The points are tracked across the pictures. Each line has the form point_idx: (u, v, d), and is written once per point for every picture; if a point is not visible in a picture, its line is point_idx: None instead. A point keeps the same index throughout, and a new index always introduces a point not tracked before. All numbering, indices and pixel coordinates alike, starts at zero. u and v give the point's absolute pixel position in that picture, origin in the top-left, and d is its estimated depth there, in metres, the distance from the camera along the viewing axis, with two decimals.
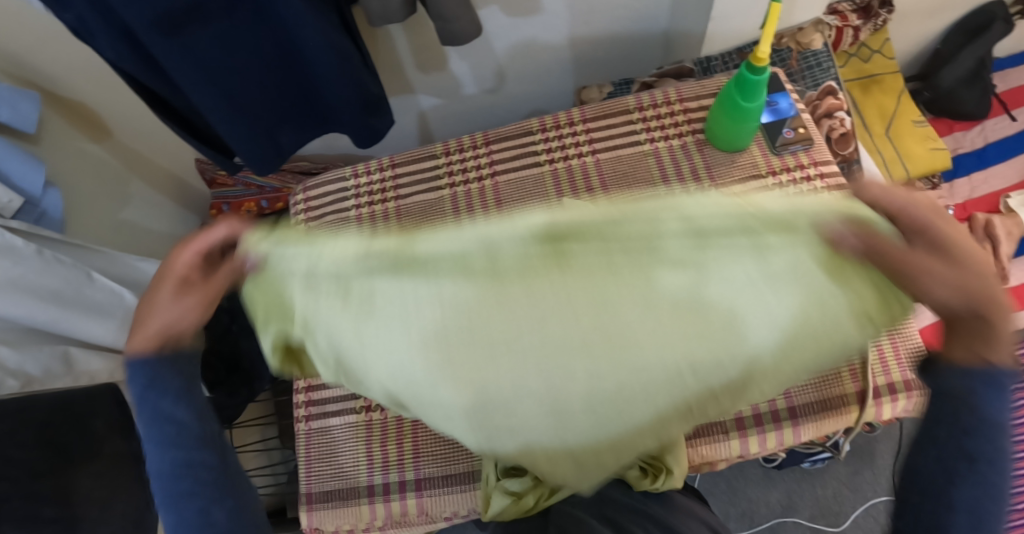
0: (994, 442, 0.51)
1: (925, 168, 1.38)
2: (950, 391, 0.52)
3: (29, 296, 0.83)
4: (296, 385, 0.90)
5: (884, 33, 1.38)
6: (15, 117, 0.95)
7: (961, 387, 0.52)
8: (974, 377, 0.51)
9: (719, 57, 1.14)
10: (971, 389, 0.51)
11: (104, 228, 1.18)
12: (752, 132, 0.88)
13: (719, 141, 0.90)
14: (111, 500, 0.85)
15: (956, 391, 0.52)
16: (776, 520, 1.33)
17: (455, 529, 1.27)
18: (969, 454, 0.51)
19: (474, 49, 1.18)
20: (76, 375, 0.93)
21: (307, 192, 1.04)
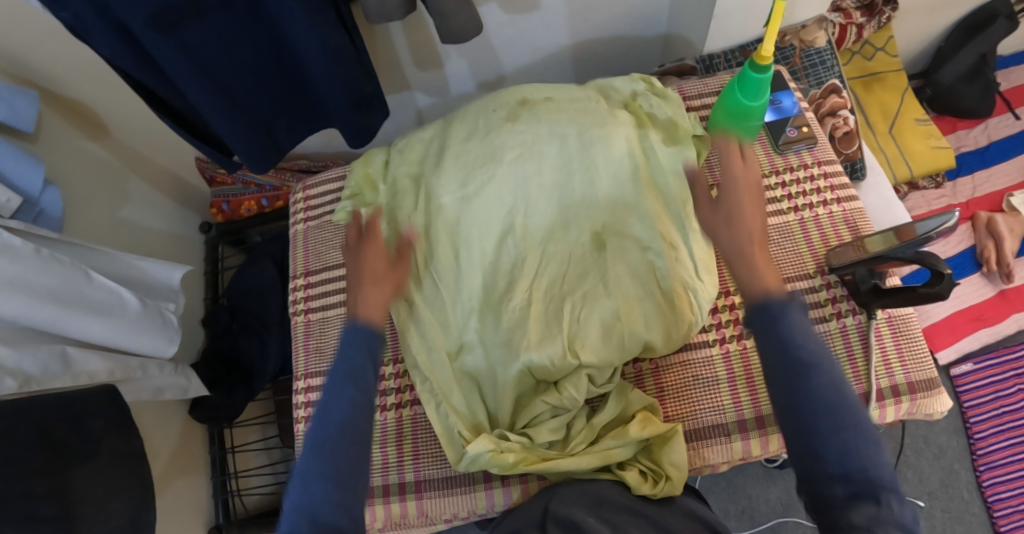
0: (825, 378, 0.54)
1: (928, 167, 1.37)
2: (791, 352, 0.56)
3: (25, 294, 0.82)
4: (296, 386, 0.88)
5: (887, 31, 1.38)
6: (12, 115, 0.95)
7: (799, 346, 0.56)
8: (763, 316, 0.59)
9: (721, 55, 1.14)
10: (796, 337, 0.56)
11: (103, 226, 1.17)
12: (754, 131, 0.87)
13: None
14: (107, 501, 0.85)
15: (804, 355, 0.55)
16: (776, 519, 1.32)
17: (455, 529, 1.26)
18: (828, 404, 0.53)
19: (474, 46, 1.17)
20: (74, 375, 0.89)
21: (306, 192, 1.00)
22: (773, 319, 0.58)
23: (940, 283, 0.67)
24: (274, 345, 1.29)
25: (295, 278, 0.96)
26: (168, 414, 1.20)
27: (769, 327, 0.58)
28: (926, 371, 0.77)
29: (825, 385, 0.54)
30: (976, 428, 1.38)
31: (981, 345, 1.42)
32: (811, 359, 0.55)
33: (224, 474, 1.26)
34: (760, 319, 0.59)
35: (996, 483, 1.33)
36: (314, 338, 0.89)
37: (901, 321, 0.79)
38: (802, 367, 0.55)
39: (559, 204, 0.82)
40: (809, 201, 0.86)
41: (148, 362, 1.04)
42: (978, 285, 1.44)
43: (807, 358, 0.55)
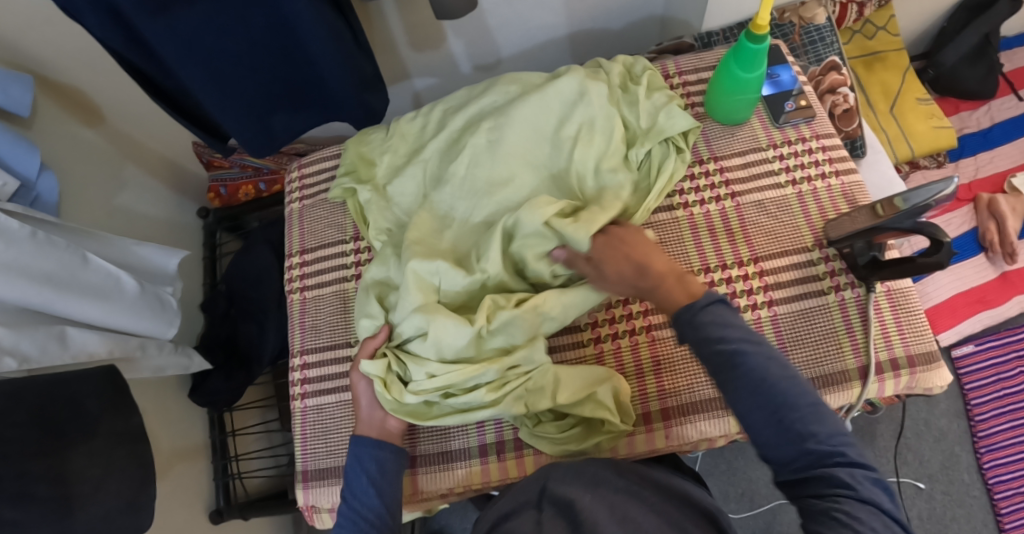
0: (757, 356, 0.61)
1: (930, 147, 1.36)
2: (727, 351, 0.61)
3: (20, 277, 0.82)
4: (291, 363, 0.87)
5: (888, 9, 1.36)
6: (6, 100, 0.95)
7: (728, 339, 0.62)
8: (689, 319, 0.64)
9: (720, 32, 1.13)
10: (721, 336, 0.62)
11: (100, 212, 1.17)
12: (751, 105, 0.85)
13: (718, 113, 0.89)
14: (107, 481, 0.85)
15: (728, 350, 0.61)
16: (777, 501, 1.32)
17: (456, 512, 1.27)
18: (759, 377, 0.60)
19: (469, 26, 1.16)
20: (73, 355, 0.89)
21: (301, 170, 1.00)
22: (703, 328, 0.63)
23: (938, 251, 0.67)
24: (272, 329, 1.29)
25: (291, 256, 0.95)
26: (168, 398, 1.20)
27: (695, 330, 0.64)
28: (924, 345, 0.76)
29: (756, 367, 0.60)
30: (977, 410, 1.37)
31: (982, 327, 1.41)
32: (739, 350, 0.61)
33: (225, 458, 1.27)
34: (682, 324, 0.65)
35: (996, 466, 1.33)
36: (309, 316, 0.89)
37: (899, 295, 0.78)
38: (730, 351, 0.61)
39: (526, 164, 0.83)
40: (807, 174, 0.85)
41: (147, 342, 1.04)
42: (979, 267, 1.43)
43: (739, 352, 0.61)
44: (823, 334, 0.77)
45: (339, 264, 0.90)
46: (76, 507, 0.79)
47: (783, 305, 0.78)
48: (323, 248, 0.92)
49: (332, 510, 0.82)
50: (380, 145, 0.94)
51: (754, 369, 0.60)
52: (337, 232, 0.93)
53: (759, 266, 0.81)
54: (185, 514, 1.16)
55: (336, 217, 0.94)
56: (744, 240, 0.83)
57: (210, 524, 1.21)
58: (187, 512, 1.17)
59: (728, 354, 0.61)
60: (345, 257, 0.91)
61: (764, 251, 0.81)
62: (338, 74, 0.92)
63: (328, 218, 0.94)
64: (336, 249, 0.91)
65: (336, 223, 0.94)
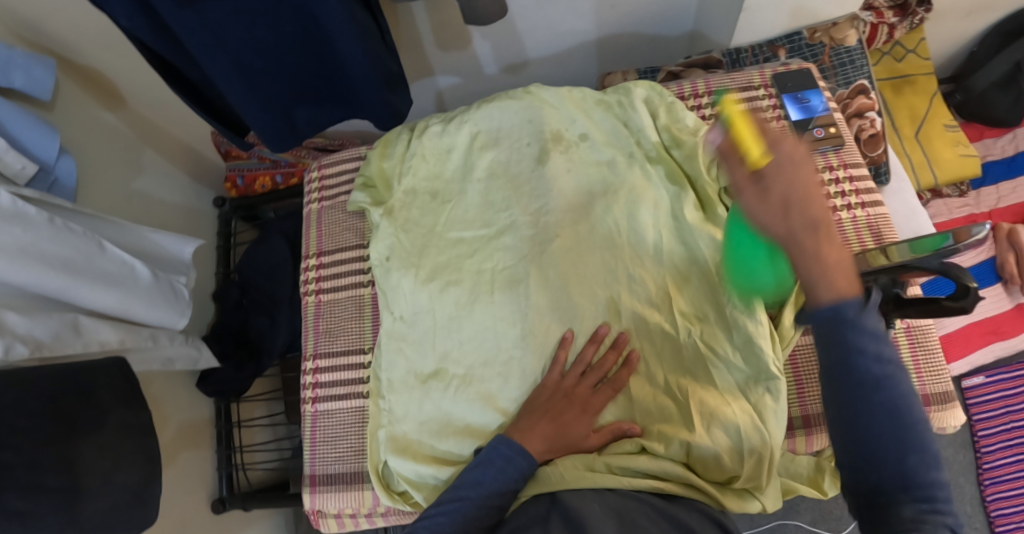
0: (920, 459, 0.46)
1: (954, 174, 1.35)
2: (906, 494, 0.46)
3: (39, 265, 0.82)
4: (303, 366, 0.86)
5: (920, 32, 1.34)
6: (29, 83, 0.95)
7: (886, 450, 0.46)
8: (839, 326, 0.47)
9: (749, 49, 1.13)
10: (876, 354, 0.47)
11: (117, 197, 1.17)
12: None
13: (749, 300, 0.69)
14: (114, 472, 0.85)
15: (879, 369, 0.47)
16: (776, 521, 1.27)
17: None
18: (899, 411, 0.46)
19: (497, 29, 1.15)
20: (85, 344, 0.89)
21: (321, 170, 0.96)
22: (859, 362, 0.47)
23: (965, 296, 0.66)
24: (284, 321, 1.29)
25: (306, 257, 0.92)
26: (176, 385, 1.21)
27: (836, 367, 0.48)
28: (941, 384, 0.76)
29: (895, 395, 0.47)
30: (984, 442, 1.36)
31: (995, 359, 1.40)
32: (888, 372, 0.47)
33: (229, 448, 1.28)
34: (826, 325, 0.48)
35: (999, 499, 1.33)
36: (324, 320, 0.87)
37: (920, 333, 0.78)
38: (906, 510, 0.45)
39: (567, 205, 0.80)
40: (833, 204, 0.84)
41: (158, 333, 1.04)
42: (995, 298, 1.40)
43: (912, 445, 0.46)
44: None
45: (355, 269, 0.88)
46: (81, 497, 0.80)
47: (802, 339, 0.77)
48: (340, 252, 0.89)
49: (337, 515, 0.82)
50: (401, 162, 0.88)
51: (885, 390, 0.46)
52: (355, 235, 0.90)
53: None
54: (188, 504, 1.17)
55: (354, 219, 0.91)
56: None
57: (212, 514, 1.22)
58: (190, 500, 1.18)
59: (875, 378, 0.47)
60: (360, 262, 0.88)
61: None
62: (369, 80, 0.91)
63: (345, 220, 0.91)
64: (351, 254, 0.89)
65: (353, 226, 0.90)
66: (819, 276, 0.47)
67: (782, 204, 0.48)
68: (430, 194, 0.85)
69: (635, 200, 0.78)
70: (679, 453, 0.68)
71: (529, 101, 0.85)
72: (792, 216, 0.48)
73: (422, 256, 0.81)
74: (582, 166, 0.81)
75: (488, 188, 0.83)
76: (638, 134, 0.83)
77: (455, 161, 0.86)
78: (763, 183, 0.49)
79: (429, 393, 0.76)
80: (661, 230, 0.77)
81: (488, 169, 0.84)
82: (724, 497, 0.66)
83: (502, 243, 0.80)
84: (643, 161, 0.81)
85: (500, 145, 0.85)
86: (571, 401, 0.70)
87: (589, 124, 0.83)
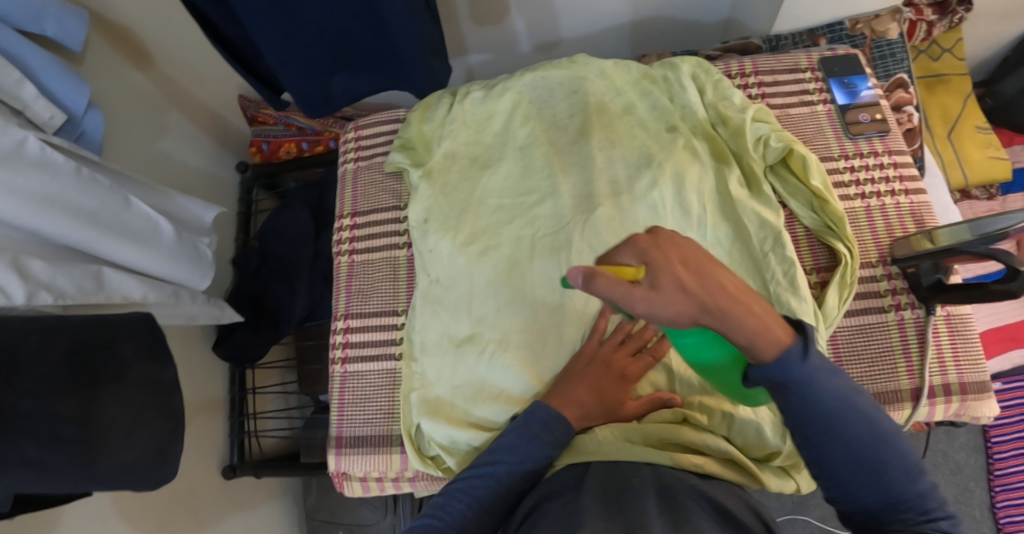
0: (904, 474, 0.49)
1: (984, 176, 1.34)
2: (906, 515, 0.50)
3: (64, 214, 0.81)
4: (334, 326, 0.85)
5: (957, 32, 1.32)
6: (61, 33, 0.93)
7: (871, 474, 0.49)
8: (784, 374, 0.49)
9: (788, 37, 1.12)
10: (835, 385, 0.49)
11: (141, 157, 1.16)
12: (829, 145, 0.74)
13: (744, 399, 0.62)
14: (135, 426, 0.83)
15: (836, 401, 0.49)
16: (787, 516, 1.26)
17: None
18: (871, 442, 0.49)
19: (535, 4, 1.13)
20: (108, 295, 0.88)
21: (358, 131, 0.95)
22: (819, 403, 0.49)
23: (1015, 278, 0.67)
24: (303, 289, 1.26)
25: (340, 218, 0.91)
26: (190, 349, 1.20)
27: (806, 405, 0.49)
28: (976, 375, 0.75)
29: (863, 420, 0.49)
30: (998, 448, 1.35)
31: (1015, 366, 1.36)
32: (847, 399, 0.49)
33: (242, 415, 1.27)
34: (776, 378, 0.49)
35: (1010, 506, 1.33)
36: (357, 280, 0.86)
37: (960, 322, 0.77)
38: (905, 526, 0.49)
39: (611, 177, 0.79)
40: (877, 190, 0.82)
41: (180, 290, 1.02)
42: (1018, 305, 1.35)
43: (892, 463, 0.49)
44: (879, 351, 0.76)
45: (391, 230, 0.87)
46: (102, 448, 0.78)
47: (842, 321, 0.77)
48: (375, 213, 0.88)
49: (363, 478, 0.81)
50: (441, 126, 0.86)
51: (855, 424, 0.49)
52: (390, 198, 0.89)
53: (821, 276, 0.76)
54: (199, 468, 1.17)
55: (392, 182, 0.90)
56: (807, 247, 0.78)
57: (222, 480, 1.22)
58: (200, 464, 1.17)
59: (840, 416, 0.49)
60: (396, 225, 0.87)
61: (827, 262, 0.77)
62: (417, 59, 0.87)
63: (382, 183, 0.90)
64: (388, 217, 0.88)
65: (390, 189, 0.89)
66: (755, 336, 0.48)
67: (682, 288, 0.46)
68: (471, 160, 0.84)
69: (682, 176, 0.77)
70: (718, 428, 0.68)
71: (575, 71, 0.84)
72: (701, 292, 0.47)
73: (461, 221, 0.80)
74: (626, 138, 0.80)
75: (531, 155, 0.82)
76: (685, 108, 0.82)
77: (496, 128, 0.85)
78: (651, 283, 0.47)
79: (464, 358, 0.76)
80: (705, 206, 0.76)
81: (530, 138, 0.83)
82: (762, 474, 0.65)
83: (544, 210, 0.79)
84: (689, 136, 0.80)
85: (543, 113, 0.84)
86: (609, 373, 0.70)
87: (635, 98, 0.83)
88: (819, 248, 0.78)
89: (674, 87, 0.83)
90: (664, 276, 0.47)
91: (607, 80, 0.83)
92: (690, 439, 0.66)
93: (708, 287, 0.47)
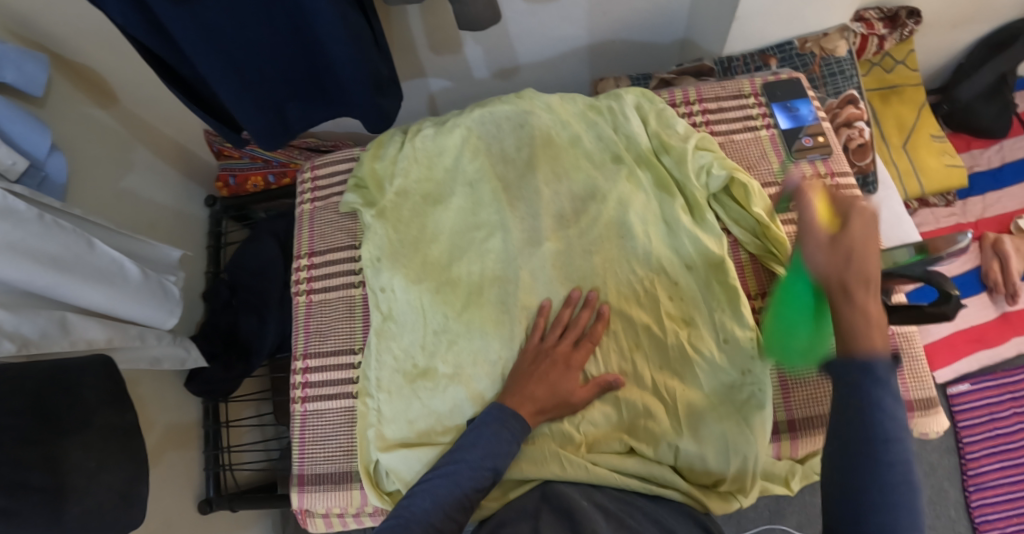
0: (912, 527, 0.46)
1: (941, 184, 1.37)
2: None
3: (27, 260, 0.79)
4: (293, 366, 0.86)
5: (909, 44, 1.35)
6: (20, 79, 0.93)
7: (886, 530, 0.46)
8: (865, 383, 0.49)
9: (740, 58, 1.14)
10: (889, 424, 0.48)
11: (106, 195, 1.15)
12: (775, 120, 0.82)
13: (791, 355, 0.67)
14: (101, 471, 0.82)
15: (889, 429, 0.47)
16: (763, 526, 1.27)
17: None
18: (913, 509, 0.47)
19: (490, 34, 1.15)
20: (72, 341, 0.86)
21: (314, 170, 0.96)
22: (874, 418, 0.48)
23: (947, 302, 0.67)
24: (274, 322, 1.27)
25: (298, 257, 0.92)
26: (163, 385, 1.18)
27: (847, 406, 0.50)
28: (921, 392, 0.77)
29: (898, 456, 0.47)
30: (969, 449, 1.36)
31: (980, 367, 1.38)
32: (896, 438, 0.48)
33: (217, 449, 1.26)
34: (848, 375, 0.50)
35: (984, 505, 1.32)
36: (315, 319, 0.87)
37: (904, 339, 0.79)
38: None
39: (559, 210, 0.81)
40: None
41: (145, 332, 1.00)
42: (981, 306, 1.39)
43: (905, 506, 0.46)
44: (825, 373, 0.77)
45: (348, 268, 0.88)
46: (66, 497, 0.77)
47: None
48: (332, 252, 0.90)
49: (325, 515, 0.81)
50: (393, 163, 0.88)
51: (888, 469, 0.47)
52: (348, 236, 0.90)
53: (766, 300, 0.78)
54: (174, 505, 1.16)
55: (347, 220, 0.91)
56: (752, 271, 0.80)
57: (198, 514, 1.21)
58: (174, 500, 1.16)
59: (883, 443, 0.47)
60: (352, 263, 0.89)
61: (772, 285, 0.79)
62: (369, 94, 0.89)
63: (339, 221, 0.91)
64: (344, 255, 0.89)
65: (346, 226, 0.91)
66: (859, 334, 0.51)
67: (848, 260, 0.54)
68: (424, 199, 0.85)
69: (626, 210, 0.79)
70: (665, 457, 0.70)
71: (521, 105, 0.86)
72: (868, 277, 0.53)
73: (412, 258, 0.81)
74: (573, 169, 0.83)
75: (479, 190, 0.83)
76: (628, 139, 0.84)
77: (447, 163, 0.86)
78: (833, 239, 0.55)
79: (419, 393, 0.77)
80: (651, 237, 0.79)
81: (480, 173, 0.84)
82: (708, 499, 0.69)
83: (493, 244, 0.81)
84: (634, 166, 0.82)
85: (492, 147, 0.85)
86: (556, 370, 0.71)
87: (580, 129, 0.84)
88: (763, 272, 0.80)
89: (619, 118, 0.85)
90: (840, 240, 0.55)
91: (554, 113, 0.85)
92: (637, 465, 0.69)
93: (869, 280, 0.53)
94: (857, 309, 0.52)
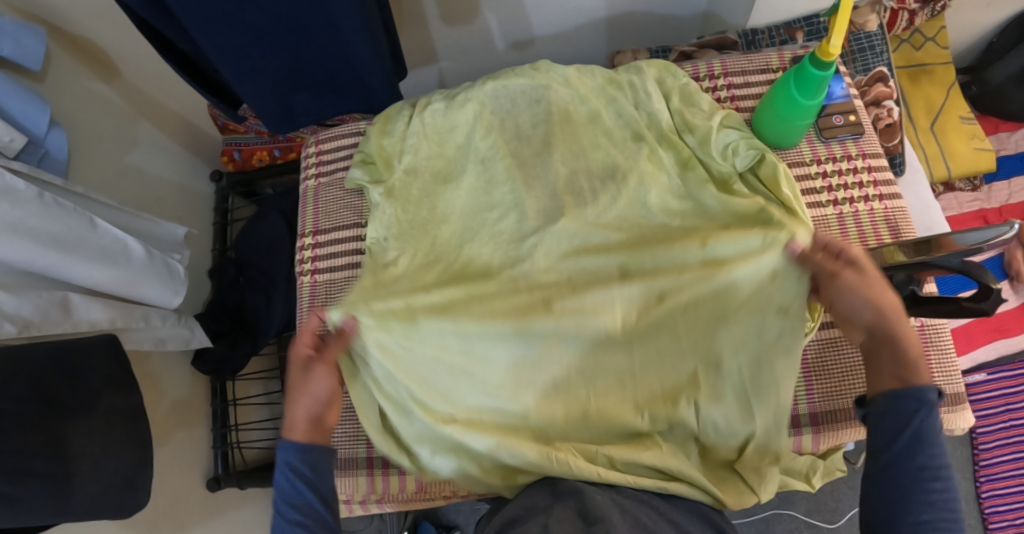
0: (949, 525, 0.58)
1: (968, 169, 1.32)
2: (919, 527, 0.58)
3: (26, 240, 0.76)
4: None
5: (940, 21, 1.29)
6: (17, 52, 0.89)
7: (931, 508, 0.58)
8: (922, 411, 0.59)
9: (765, 31, 1.08)
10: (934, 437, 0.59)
11: (110, 171, 1.12)
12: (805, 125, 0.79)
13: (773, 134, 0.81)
14: (104, 455, 0.81)
15: (936, 455, 0.59)
16: (771, 511, 1.26)
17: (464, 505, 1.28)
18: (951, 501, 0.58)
19: (505, 3, 1.10)
20: (75, 323, 0.84)
21: (319, 145, 0.93)
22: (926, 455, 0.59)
23: (987, 299, 0.65)
24: (280, 301, 1.25)
25: (302, 235, 0.90)
26: (170, 364, 1.17)
27: (903, 412, 0.60)
28: (951, 387, 0.75)
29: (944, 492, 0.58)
30: (982, 439, 1.33)
31: (997, 357, 1.33)
32: (939, 462, 0.59)
33: (225, 427, 1.25)
34: (908, 404, 0.60)
35: (994, 496, 1.31)
36: (320, 301, 0.85)
37: (934, 331, 0.76)
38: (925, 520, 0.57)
39: (575, 188, 0.78)
40: (850, 196, 0.81)
41: (151, 313, 0.98)
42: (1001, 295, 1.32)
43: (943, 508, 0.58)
44: (850, 366, 0.74)
45: (353, 248, 0.86)
46: (71, 481, 0.76)
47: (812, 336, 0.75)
48: (336, 231, 0.87)
49: None
50: (402, 140, 0.85)
51: (939, 479, 0.58)
52: (353, 214, 0.87)
53: None
54: (183, 484, 1.15)
55: (353, 197, 0.88)
56: None
57: (207, 492, 1.21)
58: (183, 479, 1.16)
59: (936, 467, 0.59)
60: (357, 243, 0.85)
61: None
62: (377, 71, 0.85)
63: (344, 199, 0.88)
64: (348, 234, 0.86)
65: (352, 204, 0.88)
66: (916, 358, 0.62)
67: (878, 283, 0.64)
68: (436, 176, 0.82)
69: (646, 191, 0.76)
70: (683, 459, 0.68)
71: (538, 78, 0.82)
72: (890, 308, 0.63)
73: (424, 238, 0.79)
74: (592, 149, 0.79)
75: (493, 167, 0.80)
76: (650, 115, 0.80)
77: (459, 140, 0.83)
78: (861, 274, 0.65)
79: None
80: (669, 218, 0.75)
81: (495, 151, 0.80)
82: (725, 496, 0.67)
83: (507, 225, 0.78)
84: (655, 143, 0.78)
85: (506, 124, 0.82)
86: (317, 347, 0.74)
87: (600, 105, 0.81)
88: None
89: (638, 93, 0.81)
90: (859, 267, 0.65)
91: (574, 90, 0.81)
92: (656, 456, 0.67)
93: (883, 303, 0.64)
94: (906, 345, 0.62)
